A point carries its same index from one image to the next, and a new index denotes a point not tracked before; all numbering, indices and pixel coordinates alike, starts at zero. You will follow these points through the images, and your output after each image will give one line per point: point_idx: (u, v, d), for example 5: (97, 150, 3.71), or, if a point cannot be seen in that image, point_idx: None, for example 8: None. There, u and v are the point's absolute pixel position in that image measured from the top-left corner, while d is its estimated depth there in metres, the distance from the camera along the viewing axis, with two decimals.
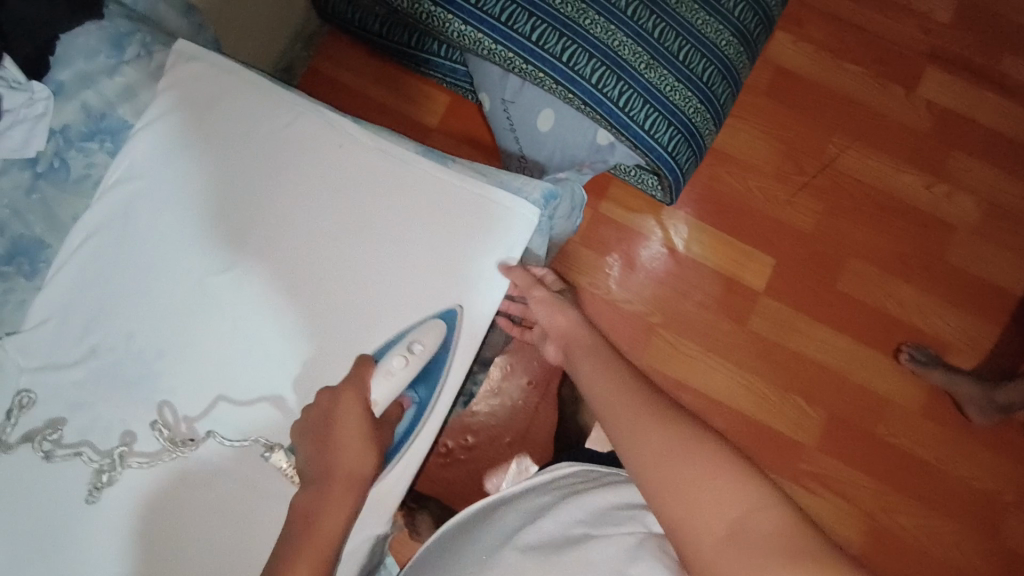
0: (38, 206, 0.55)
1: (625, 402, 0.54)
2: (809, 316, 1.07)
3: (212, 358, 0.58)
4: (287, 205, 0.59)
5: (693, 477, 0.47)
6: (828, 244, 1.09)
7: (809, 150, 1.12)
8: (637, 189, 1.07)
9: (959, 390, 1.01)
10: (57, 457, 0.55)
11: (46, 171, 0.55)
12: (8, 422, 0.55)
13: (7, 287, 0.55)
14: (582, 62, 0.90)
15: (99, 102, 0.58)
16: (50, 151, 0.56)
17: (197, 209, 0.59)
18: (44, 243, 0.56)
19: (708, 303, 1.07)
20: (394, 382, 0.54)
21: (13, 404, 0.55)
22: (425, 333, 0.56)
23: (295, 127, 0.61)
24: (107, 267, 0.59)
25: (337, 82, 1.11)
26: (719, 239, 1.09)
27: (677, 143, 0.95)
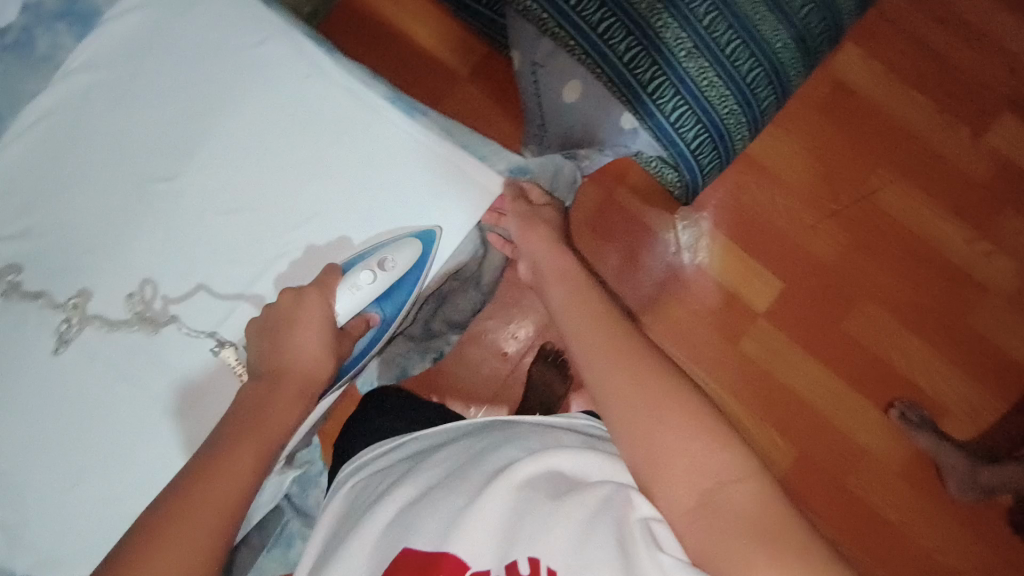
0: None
1: (600, 343, 0.53)
2: (803, 350, 1.02)
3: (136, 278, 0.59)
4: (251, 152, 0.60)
5: (674, 443, 0.48)
6: (843, 280, 1.03)
7: (849, 178, 1.04)
8: (656, 181, 1.03)
9: (942, 458, 0.96)
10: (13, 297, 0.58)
11: (13, 45, 0.59)
12: None
13: None
14: (617, 38, 0.85)
15: None
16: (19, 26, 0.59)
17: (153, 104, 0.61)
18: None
19: (703, 313, 1.03)
20: (362, 294, 0.56)
21: None
22: (397, 250, 0.57)
23: (265, 44, 0.61)
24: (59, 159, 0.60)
25: (374, 12, 1.07)
26: (728, 251, 1.04)
27: (702, 142, 0.90)
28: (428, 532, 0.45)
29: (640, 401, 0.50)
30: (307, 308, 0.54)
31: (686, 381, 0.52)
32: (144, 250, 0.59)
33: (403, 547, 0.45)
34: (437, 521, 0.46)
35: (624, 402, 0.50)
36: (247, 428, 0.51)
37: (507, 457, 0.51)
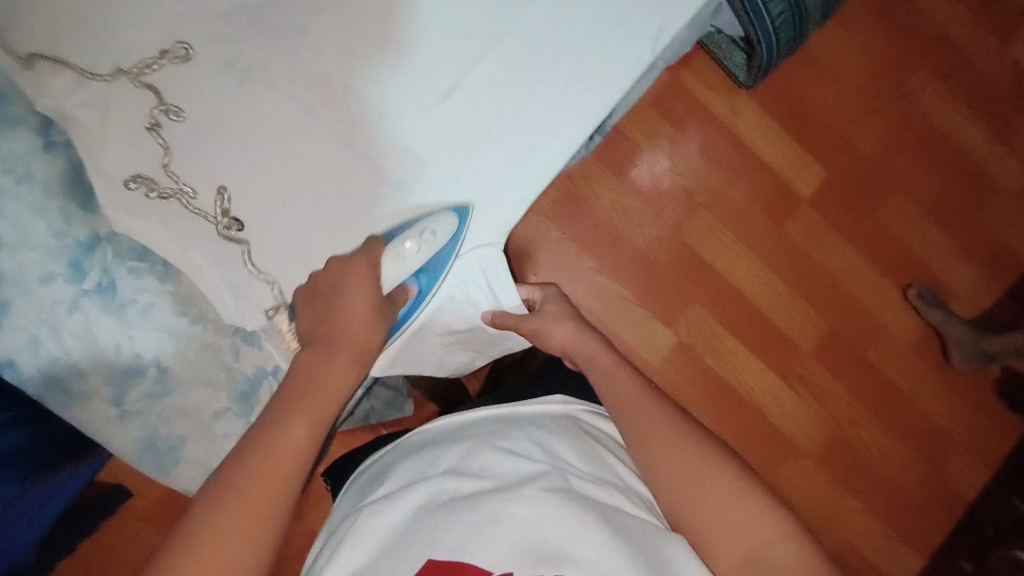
0: None
1: (642, 410, 0.57)
2: (839, 235, 1.11)
3: (365, 78, 0.59)
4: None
5: (678, 460, 0.54)
6: (880, 173, 1.11)
7: (892, 77, 1.12)
8: (721, 66, 1.06)
9: (951, 333, 1.08)
10: (155, 134, 0.58)
11: None
12: (156, 61, 0.58)
13: None
14: None
15: None
16: None
17: None
18: None
19: (755, 197, 1.09)
20: (404, 264, 0.57)
21: (169, 48, 0.58)
22: (438, 222, 0.58)
23: None
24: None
25: None
26: (780, 138, 1.09)
27: (784, 21, 0.92)
28: (452, 542, 0.46)
29: (650, 425, 0.56)
30: (349, 285, 0.55)
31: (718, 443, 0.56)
32: (326, 87, 0.59)
33: (430, 559, 0.46)
34: (459, 532, 0.47)
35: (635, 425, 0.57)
36: (305, 404, 0.50)
37: (521, 482, 0.50)
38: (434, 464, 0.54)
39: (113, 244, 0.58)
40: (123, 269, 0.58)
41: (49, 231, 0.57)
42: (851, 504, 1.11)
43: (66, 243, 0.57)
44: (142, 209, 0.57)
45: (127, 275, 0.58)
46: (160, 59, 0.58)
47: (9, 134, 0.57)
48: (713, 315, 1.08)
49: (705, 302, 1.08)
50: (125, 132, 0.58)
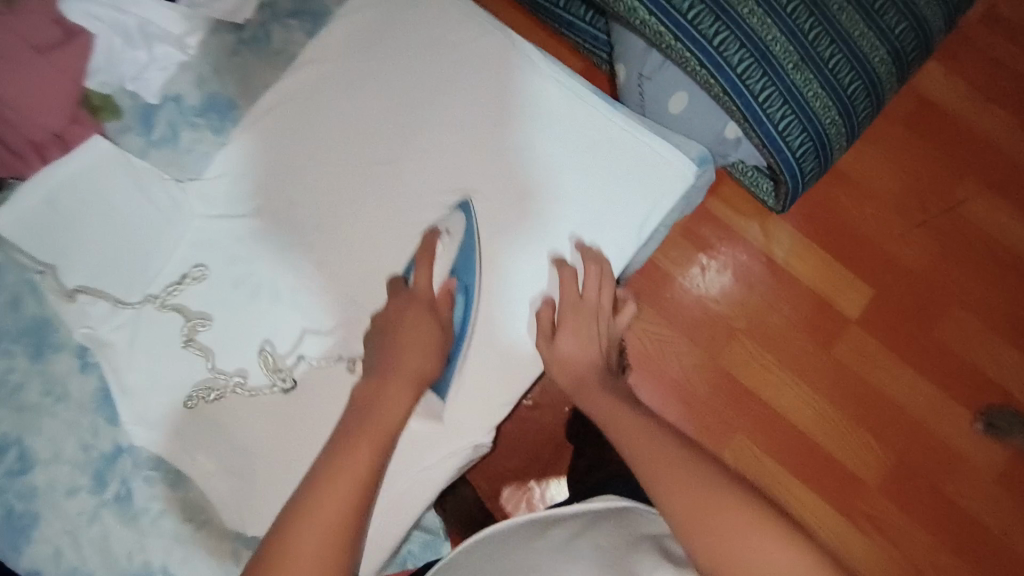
0: (238, 62, 0.79)
1: (663, 461, 0.55)
2: (897, 356, 1.04)
3: (377, 249, 0.72)
4: (483, 117, 0.74)
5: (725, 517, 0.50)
6: (935, 289, 1.05)
7: (935, 190, 1.08)
8: (750, 192, 1.06)
9: None
10: (190, 348, 0.71)
11: (250, 38, 0.80)
12: (178, 288, 0.72)
13: (198, 133, 0.78)
14: (732, 49, 0.88)
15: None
16: (257, 24, 0.80)
17: (378, 143, 0.74)
18: (233, 102, 0.79)
19: (797, 320, 1.05)
20: (441, 267, 0.70)
21: (186, 274, 0.73)
22: (451, 219, 0.71)
23: (518, 90, 0.74)
24: (298, 132, 0.75)
25: None
26: (820, 259, 1.06)
27: (806, 150, 0.93)
28: None
29: (667, 469, 0.54)
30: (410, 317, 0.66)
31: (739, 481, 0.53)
32: (329, 267, 0.72)
33: None
34: None
35: (666, 482, 0.53)
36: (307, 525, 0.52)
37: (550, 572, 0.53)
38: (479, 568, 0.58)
39: (132, 455, 0.71)
40: (139, 478, 0.70)
41: (79, 445, 0.70)
42: None
43: (92, 456, 0.70)
44: (156, 418, 0.70)
45: (142, 482, 0.70)
46: (182, 283, 0.72)
47: (57, 356, 0.71)
48: (761, 446, 1.02)
49: (752, 433, 1.02)
50: (161, 346, 0.71)
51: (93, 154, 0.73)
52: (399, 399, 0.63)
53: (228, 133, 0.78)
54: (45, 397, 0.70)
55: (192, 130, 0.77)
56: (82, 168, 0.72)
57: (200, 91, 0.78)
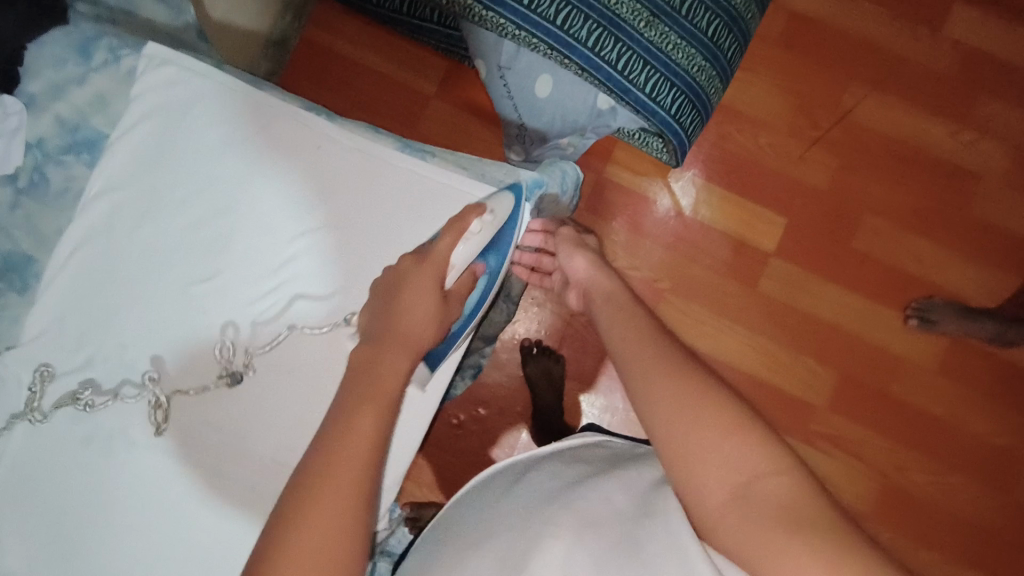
0: (21, 221, 0.55)
1: (649, 364, 0.57)
2: (822, 277, 1.05)
3: (250, 408, 0.57)
4: (327, 204, 0.59)
5: (693, 428, 0.50)
6: (844, 201, 1.05)
7: (825, 103, 1.07)
8: (643, 152, 1.05)
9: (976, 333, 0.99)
10: (100, 407, 0.56)
11: (27, 187, 0.55)
12: (35, 393, 0.55)
13: (3, 307, 0.55)
14: (578, 25, 0.86)
15: (71, 113, 0.57)
16: (28, 166, 0.55)
17: (207, 266, 0.58)
18: (34, 259, 0.56)
19: (718, 266, 1.05)
20: (472, 244, 0.55)
21: (34, 377, 0.56)
22: (498, 202, 0.56)
23: (356, 161, 0.59)
24: (110, 276, 0.58)
25: (333, 53, 1.08)
26: (727, 200, 1.06)
27: (680, 104, 0.92)
28: None
29: (648, 373, 0.56)
30: (422, 292, 0.52)
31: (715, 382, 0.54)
32: (190, 440, 0.56)
33: None
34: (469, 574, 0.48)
35: (645, 378, 0.56)
36: None
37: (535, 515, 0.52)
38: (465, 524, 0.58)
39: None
40: None
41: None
42: (928, 558, 1.00)
43: None
44: None
45: None
46: (36, 390, 0.55)
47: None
48: None
49: None
50: (42, 469, 0.56)
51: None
52: (423, 324, 0.53)
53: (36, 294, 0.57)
54: None
55: None
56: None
57: None
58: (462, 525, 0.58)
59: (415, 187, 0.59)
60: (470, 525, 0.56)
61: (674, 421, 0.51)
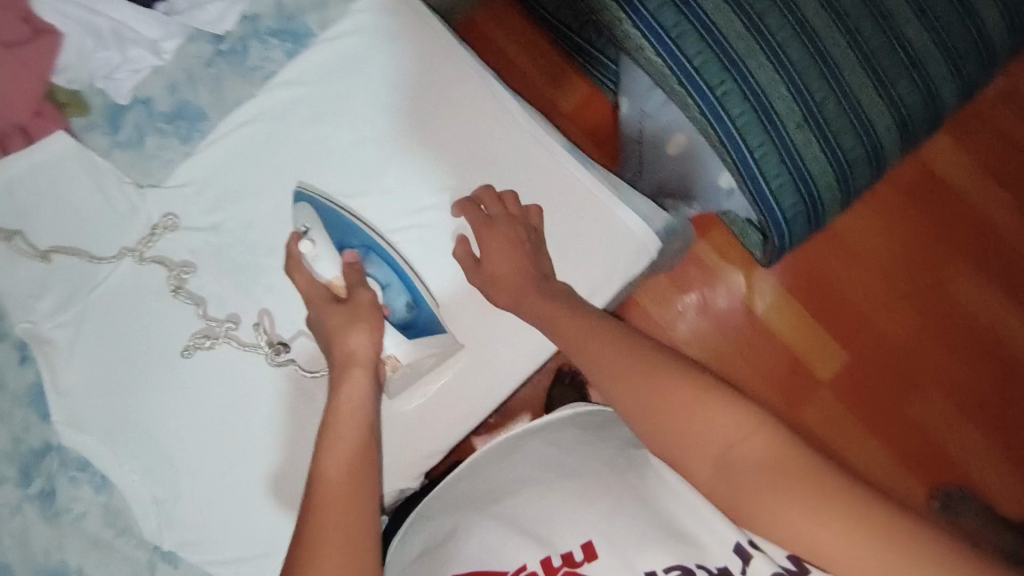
0: (213, 70, 0.78)
1: (603, 350, 0.58)
2: (861, 425, 1.04)
3: None
4: (469, 154, 0.75)
5: (664, 413, 0.52)
6: (910, 363, 1.05)
7: (926, 264, 1.07)
8: (738, 241, 1.05)
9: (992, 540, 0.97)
10: (179, 296, 0.74)
11: (228, 50, 0.78)
12: (152, 238, 0.75)
13: (165, 139, 0.77)
14: (734, 103, 0.88)
15: (292, 6, 0.79)
16: (236, 36, 0.78)
17: (359, 159, 0.76)
18: (202, 112, 0.78)
19: (767, 375, 1.05)
20: (326, 254, 0.69)
21: (158, 224, 0.75)
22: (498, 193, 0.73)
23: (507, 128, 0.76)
24: (278, 137, 0.76)
25: (489, 38, 1.11)
26: (800, 317, 1.06)
27: (797, 211, 0.93)
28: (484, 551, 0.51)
29: (606, 360, 0.57)
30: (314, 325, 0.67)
31: (663, 355, 0.56)
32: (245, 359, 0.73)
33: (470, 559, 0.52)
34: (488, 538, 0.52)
35: (604, 370, 0.57)
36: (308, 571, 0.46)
37: (537, 484, 0.58)
38: (479, 484, 0.63)
39: (59, 454, 0.73)
40: (65, 478, 0.72)
41: (9, 437, 0.71)
42: None
43: (21, 450, 0.71)
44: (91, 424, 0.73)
45: (67, 481, 0.73)
46: (156, 234, 0.75)
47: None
48: None
49: None
50: (128, 290, 0.74)
51: (59, 146, 0.74)
52: (366, 344, 0.64)
53: (194, 142, 0.78)
54: None
55: (158, 135, 0.77)
56: (43, 159, 0.73)
57: (172, 97, 0.77)
58: (492, 482, 0.62)
59: (560, 178, 0.75)
60: (506, 479, 0.61)
61: (637, 411, 0.54)
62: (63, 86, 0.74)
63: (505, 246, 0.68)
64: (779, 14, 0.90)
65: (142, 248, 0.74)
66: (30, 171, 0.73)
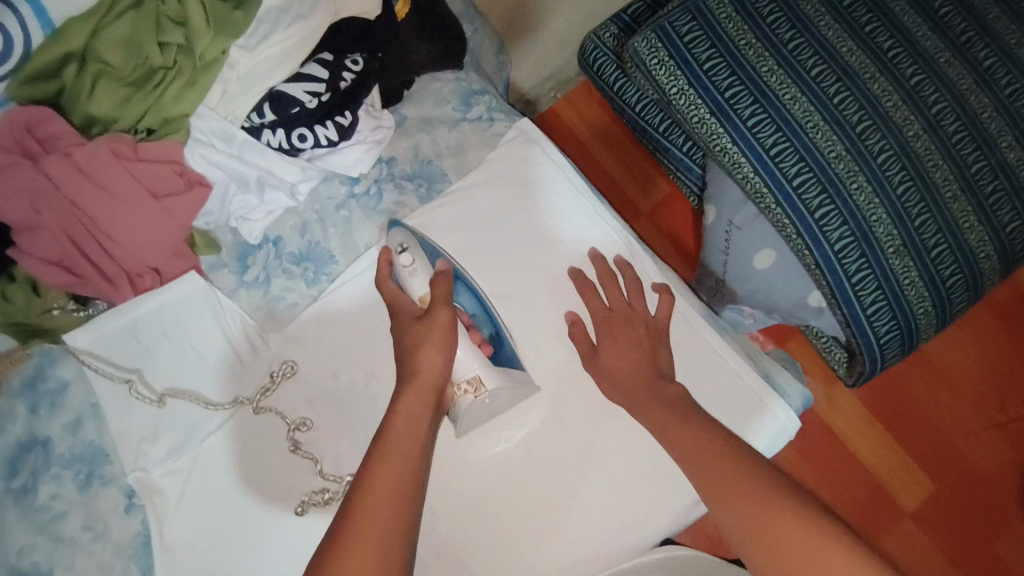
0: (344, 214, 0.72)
1: (705, 462, 0.55)
2: (946, 562, 0.97)
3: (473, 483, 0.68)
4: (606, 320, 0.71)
5: (779, 541, 0.49)
6: (1001, 499, 0.98)
7: (1019, 391, 1.01)
8: (821, 357, 1.02)
9: None
10: (298, 452, 0.67)
11: (362, 193, 0.73)
12: (272, 386, 0.68)
13: (291, 283, 0.72)
14: (833, 225, 0.85)
15: (430, 150, 0.74)
16: (372, 176, 0.73)
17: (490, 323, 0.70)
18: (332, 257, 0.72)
19: (847, 501, 0.99)
20: (421, 265, 0.65)
21: (276, 370, 0.69)
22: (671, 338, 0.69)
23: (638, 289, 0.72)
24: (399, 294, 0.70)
25: (570, 130, 1.11)
26: (881, 439, 1.01)
27: (891, 337, 0.89)
28: None
29: (711, 468, 0.54)
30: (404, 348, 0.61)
31: (770, 478, 0.53)
32: None
33: None
34: None
35: (707, 485, 0.54)
36: None
37: None
38: None
39: None
40: None
41: None
42: None
43: None
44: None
45: None
46: (274, 382, 0.68)
47: (103, 491, 0.65)
48: None
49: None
50: (235, 442, 0.68)
51: (190, 287, 0.69)
52: (435, 364, 0.59)
53: (321, 285, 0.72)
54: (84, 530, 0.64)
55: (285, 279, 0.72)
56: (171, 298, 0.69)
57: (301, 237, 0.72)
58: None
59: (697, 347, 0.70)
60: None
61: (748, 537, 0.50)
62: (200, 227, 0.72)
63: (624, 346, 0.65)
64: (881, 136, 0.87)
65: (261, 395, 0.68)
66: (156, 311, 0.68)
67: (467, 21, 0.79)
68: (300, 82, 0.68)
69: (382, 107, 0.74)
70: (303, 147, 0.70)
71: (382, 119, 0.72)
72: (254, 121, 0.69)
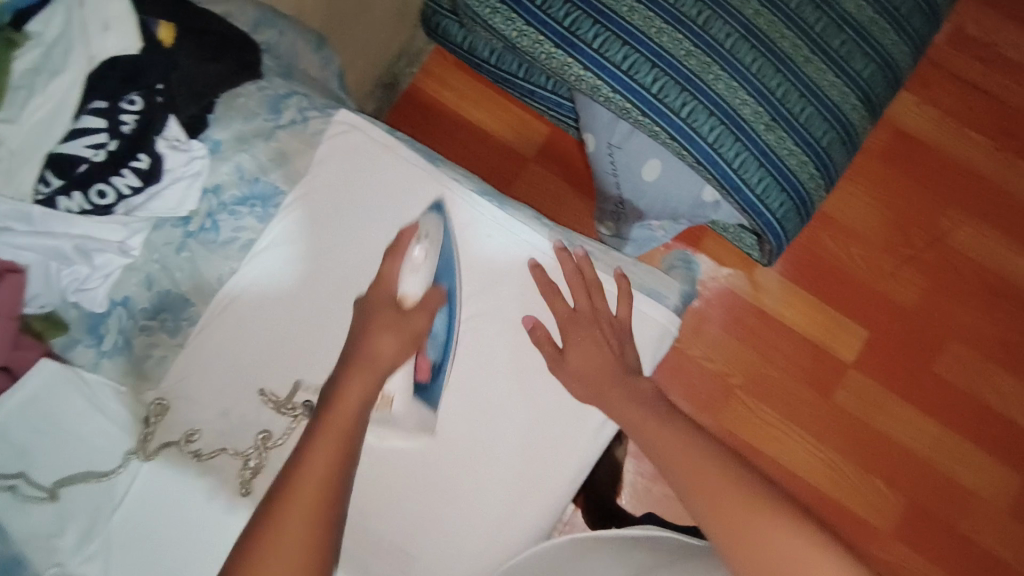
0: (185, 257, 0.71)
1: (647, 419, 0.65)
2: (896, 396, 1.02)
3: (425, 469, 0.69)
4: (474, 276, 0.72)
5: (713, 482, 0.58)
6: (929, 324, 1.04)
7: (920, 222, 1.06)
8: (734, 245, 1.05)
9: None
10: (204, 458, 0.68)
11: (197, 230, 0.71)
12: (148, 431, 0.68)
13: (152, 337, 0.72)
14: (701, 119, 0.86)
15: (253, 166, 0.72)
16: (203, 212, 0.71)
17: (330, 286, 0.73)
18: (188, 299, 0.72)
19: (795, 372, 1.03)
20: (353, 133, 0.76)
21: (148, 411, 0.69)
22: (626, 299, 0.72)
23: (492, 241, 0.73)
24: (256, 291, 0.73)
25: (438, 101, 1.10)
26: (810, 304, 1.05)
27: (786, 209, 0.92)
28: None
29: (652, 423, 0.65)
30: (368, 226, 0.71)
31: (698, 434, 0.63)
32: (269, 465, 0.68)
33: None
34: None
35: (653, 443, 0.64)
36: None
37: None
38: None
39: None
40: None
41: None
42: None
43: None
44: None
45: None
46: (150, 425, 0.68)
47: None
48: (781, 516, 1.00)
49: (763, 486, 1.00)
50: (146, 497, 0.67)
51: (43, 376, 0.62)
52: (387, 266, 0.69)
53: (184, 330, 0.72)
54: None
55: (144, 336, 0.71)
56: (28, 396, 0.62)
57: (149, 289, 0.71)
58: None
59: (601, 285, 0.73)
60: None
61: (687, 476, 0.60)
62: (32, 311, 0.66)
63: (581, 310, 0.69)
64: (721, 21, 0.88)
65: (143, 442, 0.68)
66: (18, 412, 0.61)
67: (261, 27, 0.74)
68: (75, 138, 0.61)
69: (189, 137, 0.69)
70: (110, 203, 0.64)
71: (192, 149, 0.68)
72: (43, 190, 0.61)
